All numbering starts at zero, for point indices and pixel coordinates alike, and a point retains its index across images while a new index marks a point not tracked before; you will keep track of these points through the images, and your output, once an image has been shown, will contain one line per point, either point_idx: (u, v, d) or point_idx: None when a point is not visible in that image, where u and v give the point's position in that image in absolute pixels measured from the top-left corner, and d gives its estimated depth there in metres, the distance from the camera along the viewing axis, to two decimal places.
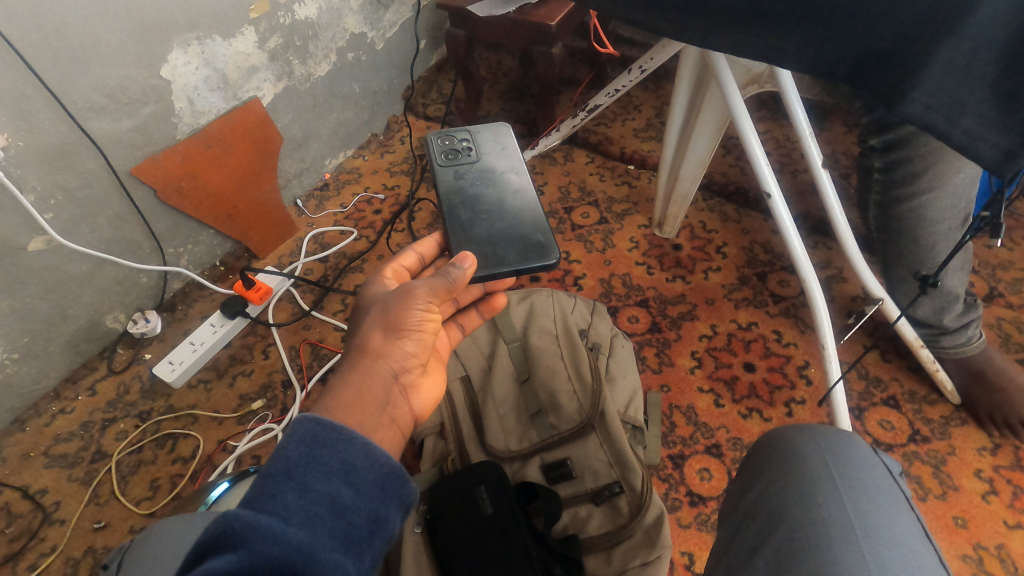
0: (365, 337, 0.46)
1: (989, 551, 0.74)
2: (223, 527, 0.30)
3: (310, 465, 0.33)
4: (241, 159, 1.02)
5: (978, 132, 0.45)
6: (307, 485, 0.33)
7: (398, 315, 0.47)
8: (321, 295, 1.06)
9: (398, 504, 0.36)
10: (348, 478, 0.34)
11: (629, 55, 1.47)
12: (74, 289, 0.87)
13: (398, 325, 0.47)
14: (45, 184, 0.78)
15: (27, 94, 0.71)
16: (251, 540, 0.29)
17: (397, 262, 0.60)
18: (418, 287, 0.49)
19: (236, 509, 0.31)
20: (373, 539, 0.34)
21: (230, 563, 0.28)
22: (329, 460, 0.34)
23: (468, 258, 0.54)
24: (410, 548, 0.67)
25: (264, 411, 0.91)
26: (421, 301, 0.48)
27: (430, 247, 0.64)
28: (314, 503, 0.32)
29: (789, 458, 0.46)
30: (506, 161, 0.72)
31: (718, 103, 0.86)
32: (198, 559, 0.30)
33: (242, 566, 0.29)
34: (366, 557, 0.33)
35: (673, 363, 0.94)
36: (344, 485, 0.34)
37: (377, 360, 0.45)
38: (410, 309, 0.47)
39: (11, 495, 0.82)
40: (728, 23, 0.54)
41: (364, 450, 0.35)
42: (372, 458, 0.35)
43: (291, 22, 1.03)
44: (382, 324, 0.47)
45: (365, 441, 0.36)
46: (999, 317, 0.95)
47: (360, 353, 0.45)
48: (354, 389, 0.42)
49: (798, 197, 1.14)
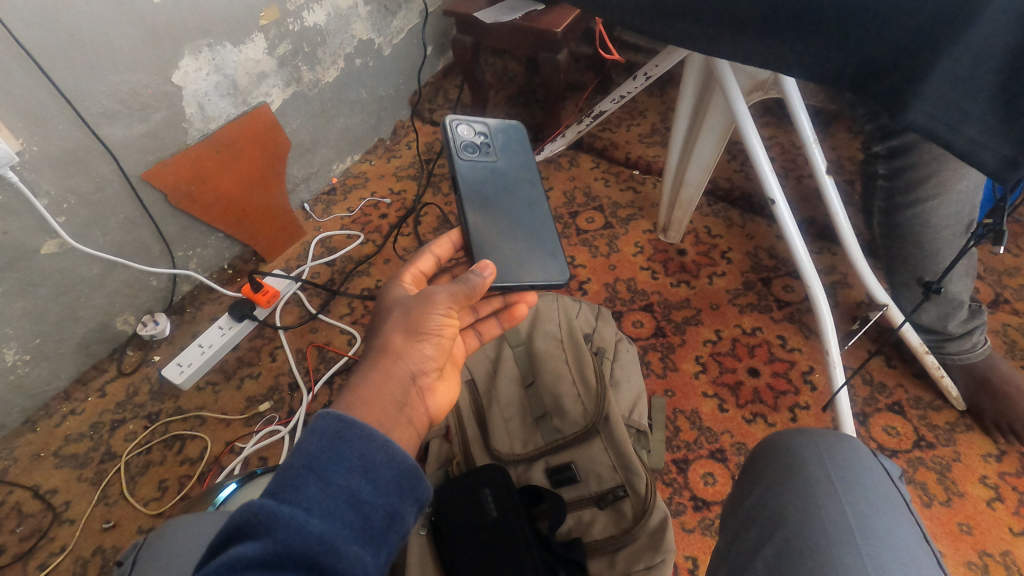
0: (386, 338, 0.47)
1: (994, 558, 0.74)
2: (249, 515, 0.31)
3: (331, 461, 0.34)
4: (250, 165, 1.03)
5: (980, 140, 0.45)
6: (328, 479, 0.33)
7: (420, 318, 0.48)
8: (328, 298, 1.07)
9: (413, 501, 0.36)
10: (367, 474, 0.35)
11: (634, 61, 1.48)
12: (85, 291, 0.89)
13: (418, 327, 0.48)
14: (57, 189, 0.79)
15: (42, 100, 0.73)
16: (275, 528, 0.30)
17: (415, 266, 0.61)
18: (438, 293, 0.49)
19: (258, 503, 0.31)
20: (389, 534, 0.34)
21: (256, 550, 0.29)
22: (350, 455, 0.35)
23: (490, 265, 0.53)
24: (415, 551, 0.67)
25: (271, 414, 0.92)
26: (441, 306, 0.49)
27: (446, 249, 0.64)
28: (335, 498, 0.33)
29: (789, 462, 0.46)
30: (521, 159, 0.71)
31: (723, 111, 0.87)
32: (224, 544, 0.31)
33: (267, 553, 0.30)
34: (382, 551, 0.34)
35: (677, 367, 0.95)
36: (363, 480, 0.34)
37: (397, 360, 0.46)
38: (430, 314, 0.48)
39: (22, 494, 0.83)
40: (730, 33, 0.55)
41: (383, 447, 0.36)
42: (390, 455, 0.36)
43: (300, 29, 1.04)
44: (404, 326, 0.48)
45: (385, 439, 0.36)
46: (1004, 324, 0.95)
47: (381, 353, 0.46)
48: (373, 388, 0.43)
49: (803, 203, 1.14)
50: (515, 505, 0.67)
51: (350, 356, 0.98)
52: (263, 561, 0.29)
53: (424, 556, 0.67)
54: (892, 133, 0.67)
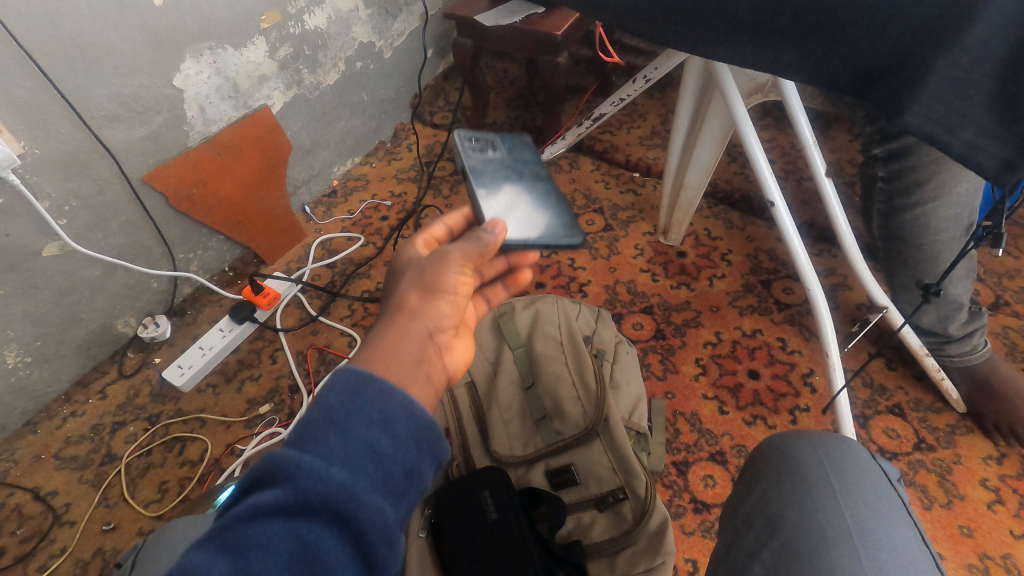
0: (401, 298, 0.47)
1: (995, 561, 0.74)
2: (271, 463, 0.31)
3: (351, 414, 0.33)
4: (251, 167, 1.04)
5: (978, 143, 0.45)
6: (348, 431, 0.32)
7: (435, 277, 0.48)
8: (328, 300, 1.08)
9: (432, 457, 0.35)
10: (387, 428, 0.34)
11: (634, 63, 1.49)
12: (86, 293, 0.89)
13: (433, 286, 0.47)
14: (59, 191, 0.79)
15: (44, 103, 0.73)
16: (296, 476, 0.30)
17: (426, 232, 0.60)
18: (453, 251, 0.49)
19: (280, 451, 0.31)
20: (410, 489, 0.33)
21: (278, 496, 0.30)
22: (369, 408, 0.34)
23: (501, 224, 0.53)
24: (415, 553, 0.68)
25: (271, 416, 0.92)
26: (455, 265, 0.49)
27: (458, 221, 0.64)
28: (355, 450, 0.32)
29: (788, 464, 0.46)
30: (518, 142, 0.70)
31: (722, 114, 0.87)
32: (249, 490, 0.32)
33: (289, 499, 0.30)
34: (402, 505, 0.33)
35: (677, 369, 0.95)
36: (383, 434, 0.33)
37: (413, 317, 0.45)
38: (445, 272, 0.48)
39: (23, 496, 0.84)
40: (728, 36, 0.55)
41: (402, 401, 0.35)
42: (410, 410, 0.35)
43: (301, 32, 1.04)
44: (418, 286, 0.47)
45: (404, 394, 0.35)
46: (1005, 326, 0.95)
47: (396, 311, 0.45)
48: (390, 342, 0.42)
49: (803, 205, 1.15)
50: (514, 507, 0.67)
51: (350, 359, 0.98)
52: (286, 506, 0.30)
53: (424, 559, 0.67)
54: (891, 136, 0.68)
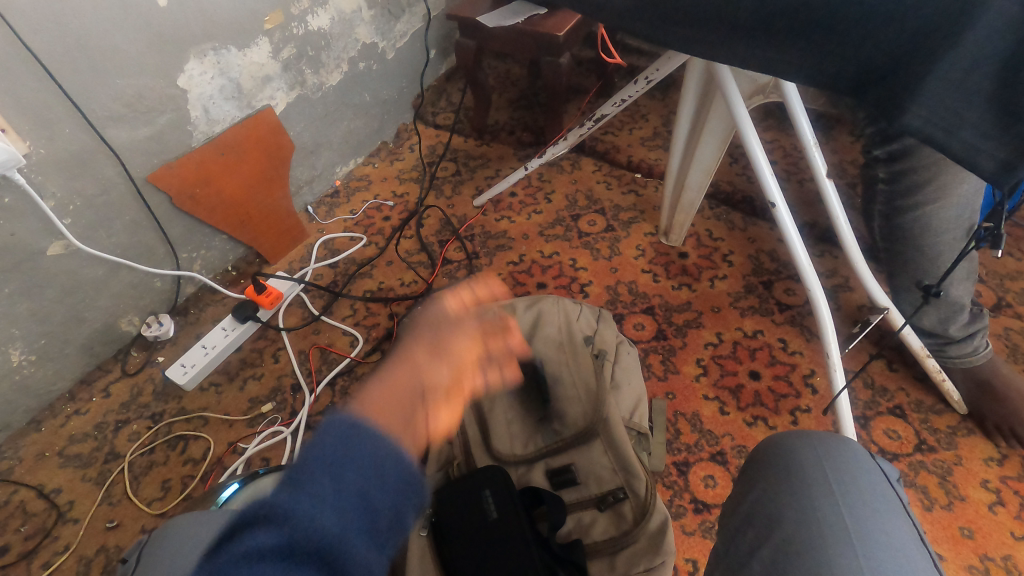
0: (406, 344, 0.42)
1: (996, 562, 0.74)
2: (259, 508, 0.29)
3: (344, 461, 0.32)
4: (254, 167, 1.04)
5: (977, 144, 0.45)
6: (340, 476, 0.32)
7: (447, 333, 0.44)
8: (330, 300, 1.08)
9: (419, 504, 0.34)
10: (376, 475, 0.32)
11: (636, 64, 1.49)
12: (90, 293, 0.89)
13: (443, 345, 0.43)
14: (63, 191, 0.80)
15: (49, 103, 0.74)
16: (288, 521, 0.29)
17: None
18: (470, 315, 0.47)
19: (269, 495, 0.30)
20: (396, 535, 0.32)
21: (268, 542, 0.28)
22: (362, 455, 0.33)
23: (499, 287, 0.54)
24: (415, 552, 0.68)
25: (273, 415, 0.93)
26: (470, 328, 0.46)
27: None
28: (345, 496, 0.31)
29: (786, 464, 0.46)
30: None
31: (724, 115, 0.87)
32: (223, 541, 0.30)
33: (280, 545, 0.28)
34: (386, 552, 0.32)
35: (678, 370, 0.95)
36: (374, 480, 0.32)
37: (414, 367, 0.40)
38: (459, 332, 0.45)
39: (27, 493, 0.84)
40: (728, 38, 0.55)
41: (393, 448, 0.33)
42: (402, 456, 0.33)
43: (304, 33, 1.05)
44: (427, 339, 0.43)
45: (396, 442, 0.34)
46: (1007, 328, 0.95)
47: (398, 357, 0.41)
48: (385, 386, 0.38)
49: (804, 206, 1.15)
50: (513, 505, 0.67)
51: (353, 358, 0.99)
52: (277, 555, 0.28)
53: (424, 557, 0.68)
54: (892, 137, 0.68)
